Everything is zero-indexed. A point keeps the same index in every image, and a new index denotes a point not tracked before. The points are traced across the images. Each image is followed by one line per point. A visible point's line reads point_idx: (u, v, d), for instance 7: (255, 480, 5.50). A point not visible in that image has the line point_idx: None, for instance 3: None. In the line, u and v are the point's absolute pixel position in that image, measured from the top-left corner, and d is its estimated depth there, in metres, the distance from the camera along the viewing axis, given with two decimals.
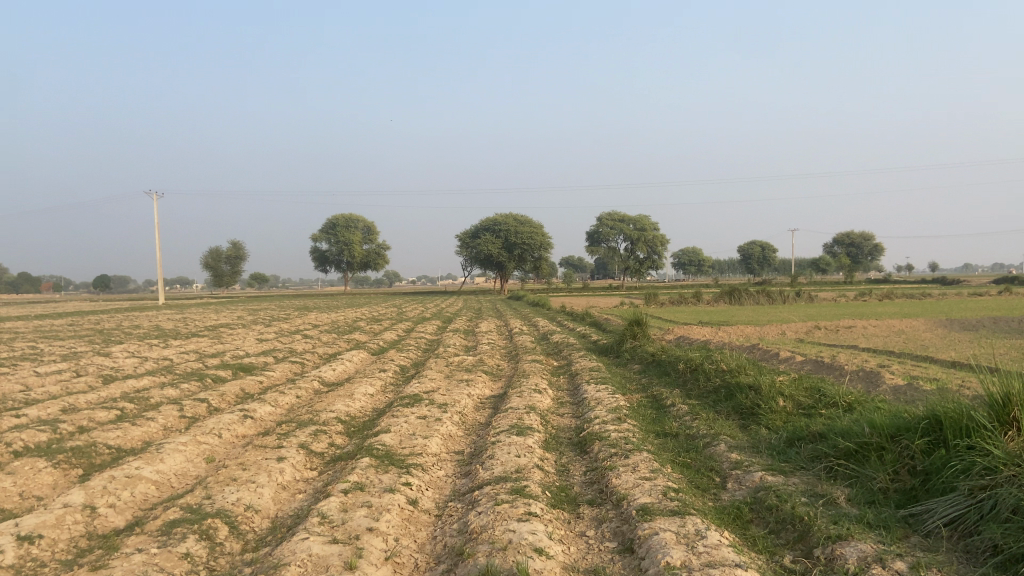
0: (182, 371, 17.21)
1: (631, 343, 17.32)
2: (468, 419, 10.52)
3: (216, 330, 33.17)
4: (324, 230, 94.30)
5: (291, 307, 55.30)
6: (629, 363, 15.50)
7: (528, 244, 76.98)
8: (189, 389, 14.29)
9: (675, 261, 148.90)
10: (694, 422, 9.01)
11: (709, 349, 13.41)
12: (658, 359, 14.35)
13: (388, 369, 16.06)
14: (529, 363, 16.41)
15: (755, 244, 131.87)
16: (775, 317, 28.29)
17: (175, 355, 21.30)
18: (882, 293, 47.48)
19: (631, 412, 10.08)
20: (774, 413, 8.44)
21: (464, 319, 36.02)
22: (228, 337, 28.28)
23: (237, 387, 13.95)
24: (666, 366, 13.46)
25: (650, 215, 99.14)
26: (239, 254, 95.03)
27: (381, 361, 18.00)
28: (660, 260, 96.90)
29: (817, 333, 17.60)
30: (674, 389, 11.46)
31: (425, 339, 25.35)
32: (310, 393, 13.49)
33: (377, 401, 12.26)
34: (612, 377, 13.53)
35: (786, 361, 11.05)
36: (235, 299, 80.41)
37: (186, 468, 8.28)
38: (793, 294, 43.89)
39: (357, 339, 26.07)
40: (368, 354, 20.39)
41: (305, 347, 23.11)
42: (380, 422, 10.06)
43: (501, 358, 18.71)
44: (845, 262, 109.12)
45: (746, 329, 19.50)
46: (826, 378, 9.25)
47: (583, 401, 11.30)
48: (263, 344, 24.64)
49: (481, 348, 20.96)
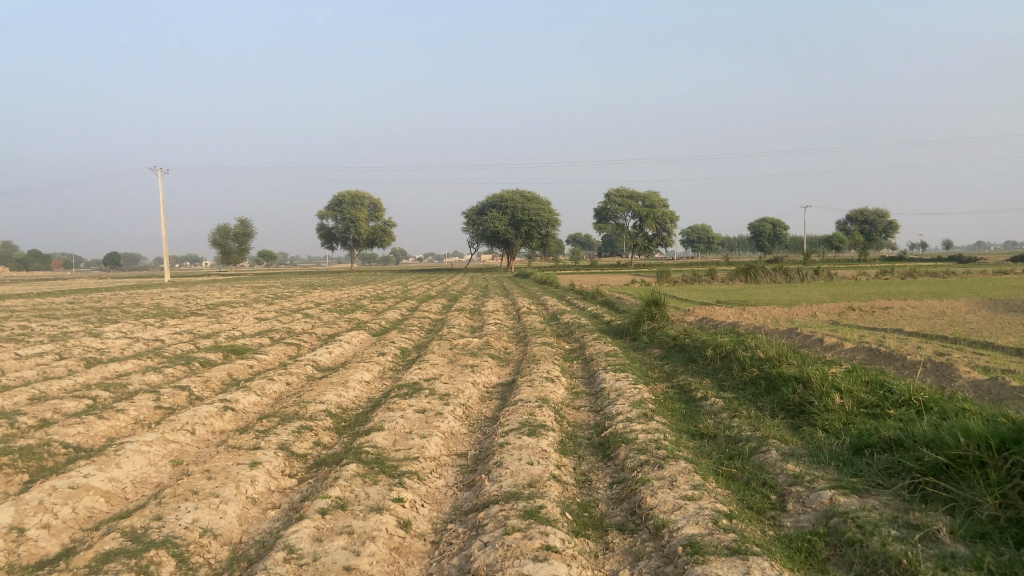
0: (171, 354, 16.13)
1: (650, 325, 16.07)
2: (473, 412, 9.36)
3: (216, 308, 32.12)
4: (332, 207, 93.06)
5: (297, 285, 54.40)
6: (649, 347, 14.28)
7: (537, 221, 75.52)
8: (172, 375, 13.17)
9: (685, 239, 147.25)
10: (733, 421, 7.78)
11: (740, 333, 12.15)
12: (681, 343, 13.12)
13: (388, 353, 14.91)
14: (540, 347, 15.22)
15: (766, 221, 129.82)
16: (796, 296, 27.01)
17: (167, 336, 20.23)
18: (902, 272, 46.03)
19: (658, 407, 8.87)
20: (830, 412, 7.21)
21: (472, 297, 34.81)
22: (227, 316, 27.19)
23: (223, 373, 12.83)
24: (691, 351, 12.23)
25: (660, 192, 97.37)
26: (247, 231, 94.08)
27: (381, 343, 16.86)
28: (670, 238, 95.33)
29: (851, 315, 16.31)
30: (703, 379, 10.24)
31: (429, 318, 24.20)
32: (301, 379, 12.37)
33: (373, 390, 11.11)
34: (631, 363, 12.31)
35: (833, 348, 9.78)
36: (243, 277, 79.57)
37: (147, 475, 7.14)
38: (810, 273, 42.41)
39: (359, 319, 24.92)
40: (368, 335, 19.24)
41: (304, 327, 22.00)
42: (374, 417, 8.90)
43: (509, 340, 17.49)
44: (859, 240, 107.32)
45: (771, 310, 18.25)
46: (886, 370, 8.00)
47: (602, 391, 10.10)
48: (261, 324, 23.56)
49: (488, 329, 19.75)
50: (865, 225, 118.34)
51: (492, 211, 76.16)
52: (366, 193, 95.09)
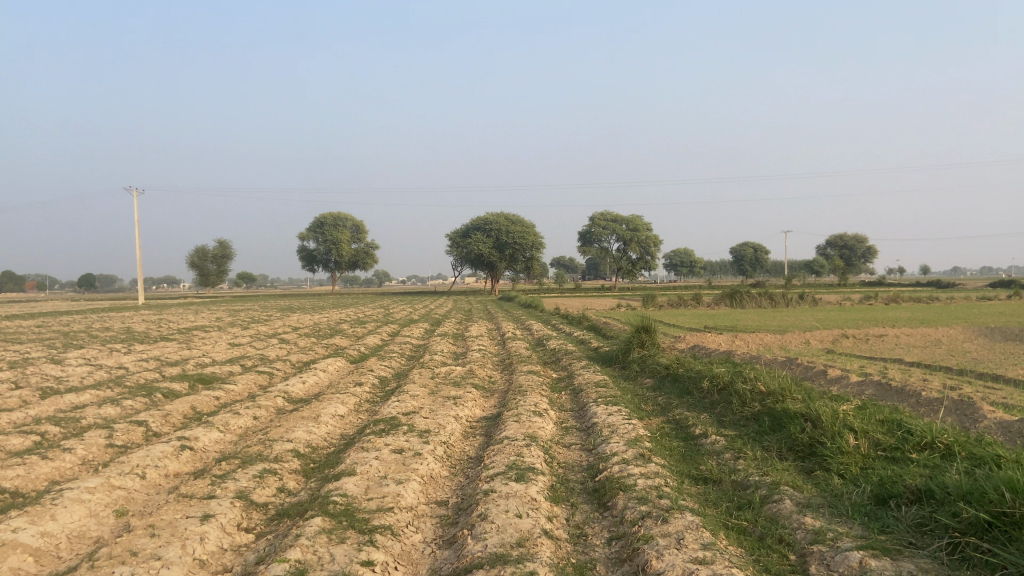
0: (133, 383, 15.20)
1: (640, 353, 15.42)
2: (454, 451, 8.62)
3: (189, 333, 31.06)
4: (312, 229, 92.06)
5: (275, 309, 53.28)
6: (640, 377, 13.62)
7: (520, 244, 75.01)
8: (132, 408, 12.26)
9: (667, 262, 147.59)
10: (739, 464, 7.11)
11: (737, 363, 11.52)
12: (675, 373, 12.47)
13: (365, 383, 14.11)
14: (526, 376, 14.50)
15: (747, 245, 130.43)
16: (784, 322, 26.54)
17: (132, 364, 19.22)
18: (886, 297, 45.92)
19: (655, 446, 8.18)
20: (846, 456, 6.57)
21: (454, 322, 34.05)
22: (199, 342, 26.17)
23: (186, 406, 11.96)
24: (685, 383, 11.58)
25: (642, 215, 97.43)
26: (226, 253, 92.70)
27: (358, 371, 16.06)
28: (653, 261, 95.30)
29: (846, 343, 15.77)
30: (701, 414, 9.56)
31: (410, 344, 23.38)
32: (271, 412, 11.55)
33: (347, 426, 10.31)
34: (623, 395, 11.64)
35: (839, 382, 9.17)
36: (221, 299, 78.15)
37: (85, 528, 6.33)
38: (796, 298, 42.12)
39: (336, 345, 24.05)
40: (346, 363, 18.39)
41: (279, 354, 21.09)
42: (346, 459, 8.12)
43: (493, 368, 16.74)
44: (839, 265, 108.11)
45: (764, 337, 17.68)
46: (901, 408, 7.38)
47: (593, 428, 9.40)
48: (233, 350, 22.59)
49: (471, 356, 18.99)
50: (844, 249, 119.22)
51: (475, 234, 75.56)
52: (348, 215, 94.24)
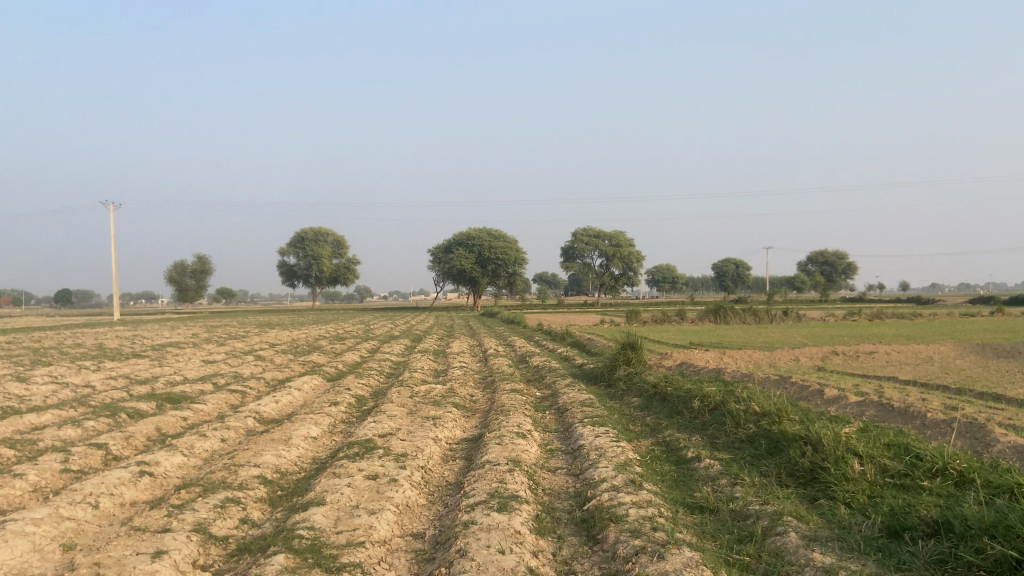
0: (98, 403, 14.49)
1: (626, 370, 14.98)
2: (433, 477, 8.10)
3: (163, 350, 30.21)
4: (293, 244, 91.22)
5: (254, 325, 52.47)
6: (626, 396, 13.17)
7: (502, 259, 74.62)
8: (93, 429, 11.60)
9: (649, 278, 148.04)
10: (736, 491, 6.67)
11: (728, 382, 11.11)
12: (663, 392, 12.04)
13: (342, 402, 13.55)
14: (508, 395, 13.99)
15: (729, 262, 131.19)
16: (769, 339, 26.33)
17: (100, 382, 18.45)
18: (868, 314, 46.01)
19: (645, 470, 7.73)
20: (852, 483, 6.15)
21: (435, 338, 33.46)
22: (172, 359, 25.37)
23: (151, 428, 11.32)
24: (674, 402, 11.15)
25: (625, 232, 97.55)
26: (205, 268, 91.53)
27: (335, 390, 15.46)
28: (635, 277, 95.31)
29: (836, 360, 15.44)
30: (692, 436, 9.12)
31: (390, 361, 22.81)
32: (240, 434, 10.96)
33: (319, 449, 9.74)
34: (609, 415, 11.17)
35: (837, 403, 8.79)
36: (198, 315, 76.88)
37: (24, 566, 5.72)
38: (779, 314, 42.01)
39: (314, 362, 23.38)
40: (322, 382, 17.77)
41: (253, 372, 20.41)
42: (316, 486, 7.58)
43: (475, 387, 16.21)
44: (819, 281, 108.79)
45: (751, 354, 17.32)
46: (907, 431, 6.99)
47: (579, 450, 8.92)
48: (207, 368, 21.85)
49: (452, 373, 18.45)
50: (824, 266, 120.14)
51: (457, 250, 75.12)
52: (329, 230, 93.53)
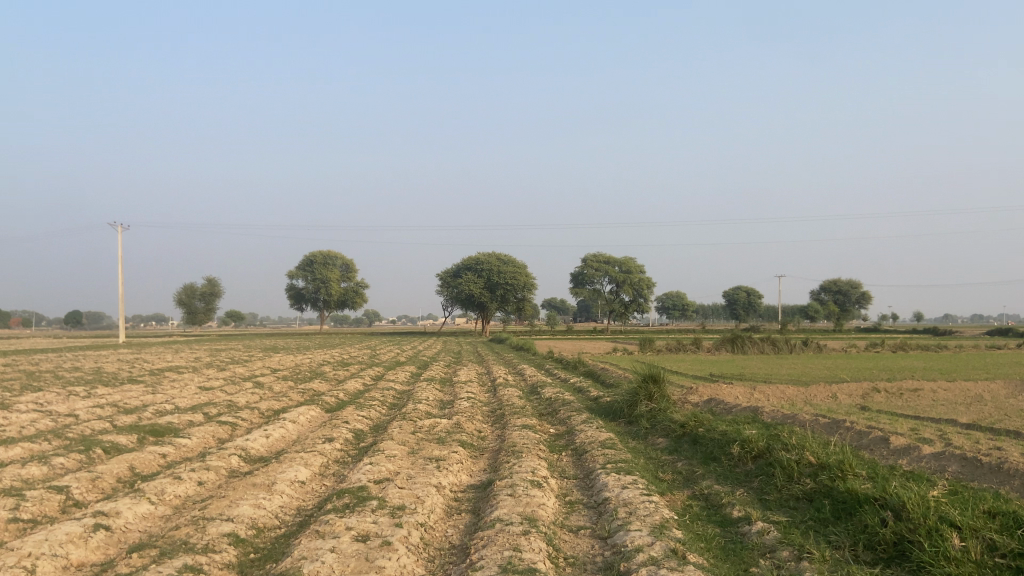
0: (75, 435, 13.29)
1: (648, 407, 13.73)
2: (435, 538, 6.87)
3: (160, 375, 29.02)
4: (302, 267, 90.53)
5: (259, 349, 51.40)
6: (651, 436, 11.93)
7: (512, 285, 73.52)
8: (61, 466, 10.40)
9: (660, 306, 146.75)
10: (806, 569, 5.43)
11: (769, 424, 9.89)
12: (694, 434, 10.81)
13: (338, 438, 12.35)
14: (520, 432, 12.74)
15: (740, 289, 129.80)
16: (793, 371, 25.06)
17: (84, 410, 17.28)
18: (890, 345, 44.50)
19: (689, 536, 6.48)
20: (961, 569, 4.93)
21: (442, 366, 32.22)
22: (167, 386, 24.21)
23: (123, 467, 10.12)
24: (708, 446, 9.93)
25: (635, 258, 96.48)
26: (214, 290, 90.82)
27: (332, 423, 14.24)
28: (646, 304, 93.99)
29: (878, 399, 14.16)
30: (735, 490, 7.88)
31: (393, 390, 21.65)
32: (220, 476, 9.75)
33: (306, 497, 8.52)
34: (635, 460, 9.94)
35: (907, 457, 7.57)
36: (203, 338, 75.88)
37: None
38: (798, 344, 40.68)
39: (314, 391, 22.14)
40: (320, 413, 16.53)
41: (249, 401, 19.19)
42: (295, 549, 6.36)
43: (484, 422, 14.93)
44: (833, 310, 107.22)
45: (783, 389, 16.03)
46: (1011, 500, 5.80)
47: (605, 506, 7.66)
48: (201, 396, 20.64)
49: (459, 406, 17.18)
50: (837, 295, 118.54)
51: (467, 274, 74.15)
52: (338, 253, 92.86)
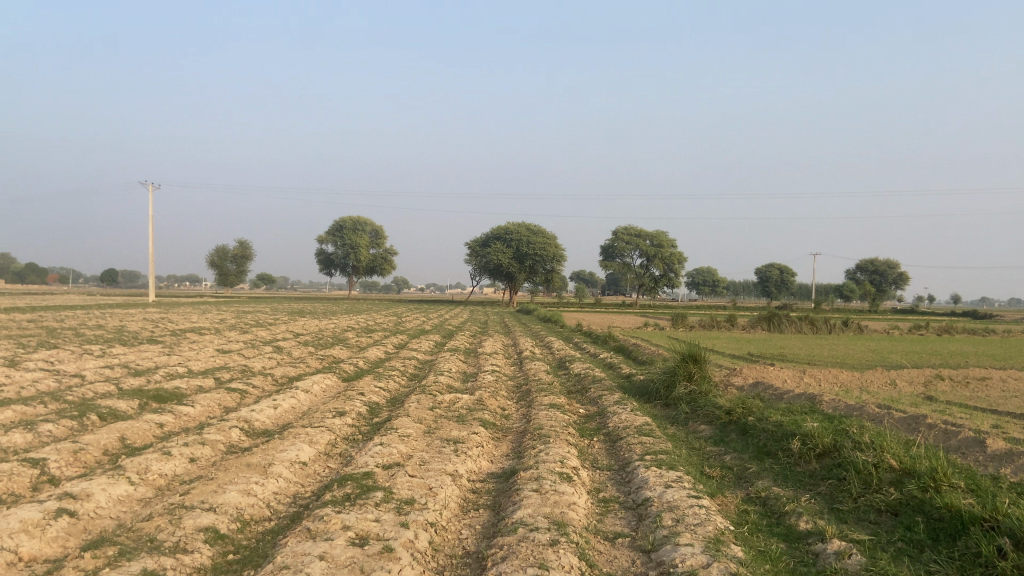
0: (75, 398, 12.49)
1: (688, 389, 12.57)
2: (445, 542, 5.82)
3: (181, 336, 28.44)
4: (331, 233, 90.14)
5: (285, 312, 50.91)
6: (692, 423, 10.79)
7: (541, 255, 72.30)
8: (47, 433, 9.57)
9: (690, 281, 144.83)
10: None
11: (832, 417, 8.69)
12: (743, 423, 9.64)
13: (350, 412, 11.39)
14: (548, 413, 11.67)
15: (773, 267, 127.16)
16: (837, 353, 23.67)
17: (93, 371, 16.57)
18: (935, 327, 42.67)
19: (751, 555, 5.36)
20: None
21: (468, 336, 31.36)
22: (185, 347, 23.53)
23: (111, 439, 9.25)
24: (760, 440, 8.76)
25: (667, 232, 94.53)
26: (246, 253, 90.88)
27: (346, 394, 13.30)
28: (677, 279, 92.22)
29: (945, 389, 12.82)
30: (800, 496, 6.74)
31: (415, 360, 20.70)
32: (214, 452, 8.83)
33: (306, 482, 7.53)
34: (677, 451, 8.81)
35: (1012, 469, 6.34)
36: (231, 300, 76.00)
37: None
38: (838, 324, 39.10)
39: (333, 358, 21.28)
40: (335, 383, 15.60)
41: (264, 366, 18.36)
42: (278, 552, 5.35)
43: (508, 399, 13.87)
44: (869, 290, 104.57)
45: (835, 373, 14.75)
46: None
47: (646, 510, 6.54)
48: (216, 359, 19.88)
49: (483, 379, 16.15)
50: (874, 275, 115.51)
51: (495, 244, 73.10)
52: (367, 219, 92.25)
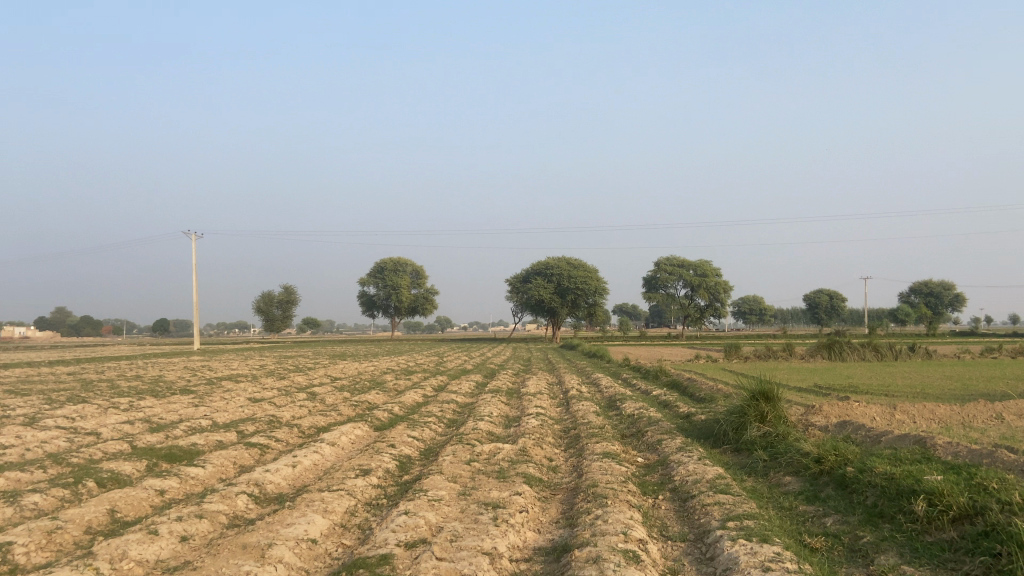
0: (78, 461, 11.36)
1: (761, 432, 10.93)
2: None
3: (216, 385, 27.46)
4: (372, 274, 89.95)
5: (326, 356, 50.10)
6: (774, 474, 9.15)
7: (582, 289, 70.69)
8: (31, 507, 8.40)
9: (737, 310, 141.46)
10: None
11: (958, 467, 7.00)
12: (841, 475, 7.98)
13: (375, 470, 10.00)
14: (602, 464, 10.13)
15: (823, 292, 123.16)
16: (915, 382, 21.55)
17: (109, 428, 15.50)
18: (1011, 349, 39.73)
19: None
20: None
21: (510, 374, 29.87)
22: (215, 397, 22.49)
23: (98, 514, 8.03)
24: (868, 499, 7.10)
25: (711, 261, 92.13)
26: (290, 298, 91.18)
27: (374, 447, 11.92)
28: (723, 308, 89.54)
29: None
30: None
31: (453, 404, 19.28)
32: (211, 528, 7.51)
33: (311, 569, 6.13)
34: (765, 514, 7.21)
35: None
36: (275, 345, 75.82)
37: None
38: (905, 350, 36.60)
39: (367, 404, 19.94)
40: (366, 433, 14.25)
41: (293, 416, 17.12)
42: None
43: (556, 447, 12.32)
44: (926, 314, 100.38)
45: (929, 407, 12.83)
46: None
47: None
48: (244, 409, 18.73)
49: (527, 424, 14.61)
50: (929, 297, 111.04)
51: (537, 279, 71.83)
52: (408, 259, 91.90)
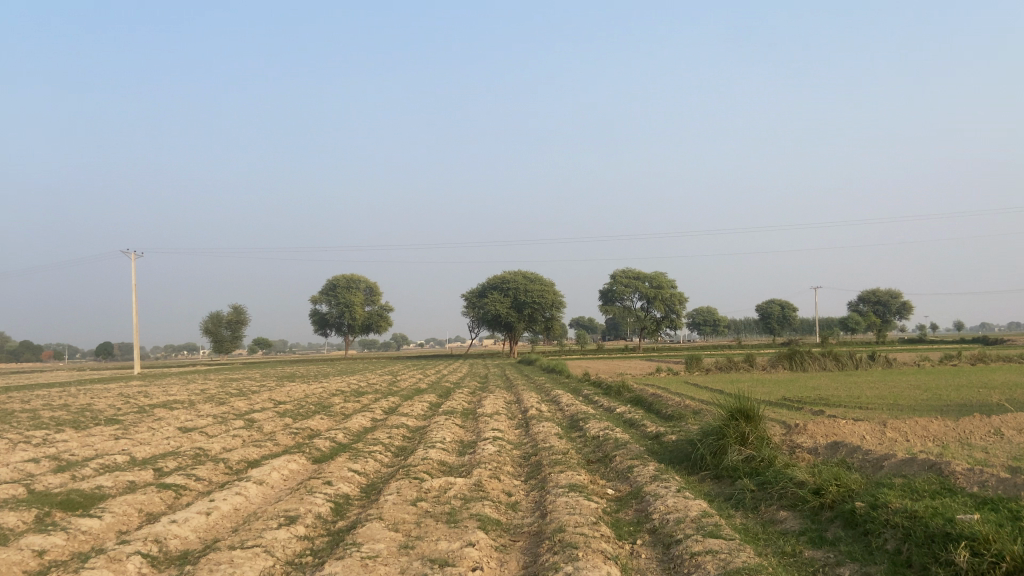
0: None
1: (743, 457, 9.75)
2: None
3: (147, 414, 25.31)
4: (324, 291, 87.46)
5: (274, 378, 47.95)
6: (765, 509, 7.94)
7: (539, 303, 69.52)
8: None
9: (692, 321, 142.20)
10: None
11: (993, 504, 5.88)
12: (848, 512, 6.82)
13: (303, 517, 8.50)
14: (568, 500, 8.80)
15: (775, 302, 124.43)
16: (885, 393, 20.77)
17: (9, 467, 13.59)
18: (966, 357, 39.75)
19: None
20: None
21: (466, 394, 28.38)
22: (143, 428, 20.50)
23: None
24: (889, 546, 5.91)
25: (667, 273, 92.02)
26: (239, 318, 88.03)
27: (306, 486, 10.39)
28: (678, 320, 89.46)
29: None
30: None
31: (403, 429, 17.74)
32: None
33: None
34: (767, 566, 5.96)
35: None
36: (221, 367, 72.82)
37: None
38: (865, 358, 36.19)
39: (308, 432, 18.23)
40: (302, 468, 12.69)
41: (223, 449, 15.39)
42: None
43: (515, 479, 10.96)
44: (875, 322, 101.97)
45: (918, 423, 11.83)
46: None
47: None
48: (170, 442, 16.89)
49: (482, 452, 13.23)
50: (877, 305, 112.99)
51: (492, 294, 70.53)
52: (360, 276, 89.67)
